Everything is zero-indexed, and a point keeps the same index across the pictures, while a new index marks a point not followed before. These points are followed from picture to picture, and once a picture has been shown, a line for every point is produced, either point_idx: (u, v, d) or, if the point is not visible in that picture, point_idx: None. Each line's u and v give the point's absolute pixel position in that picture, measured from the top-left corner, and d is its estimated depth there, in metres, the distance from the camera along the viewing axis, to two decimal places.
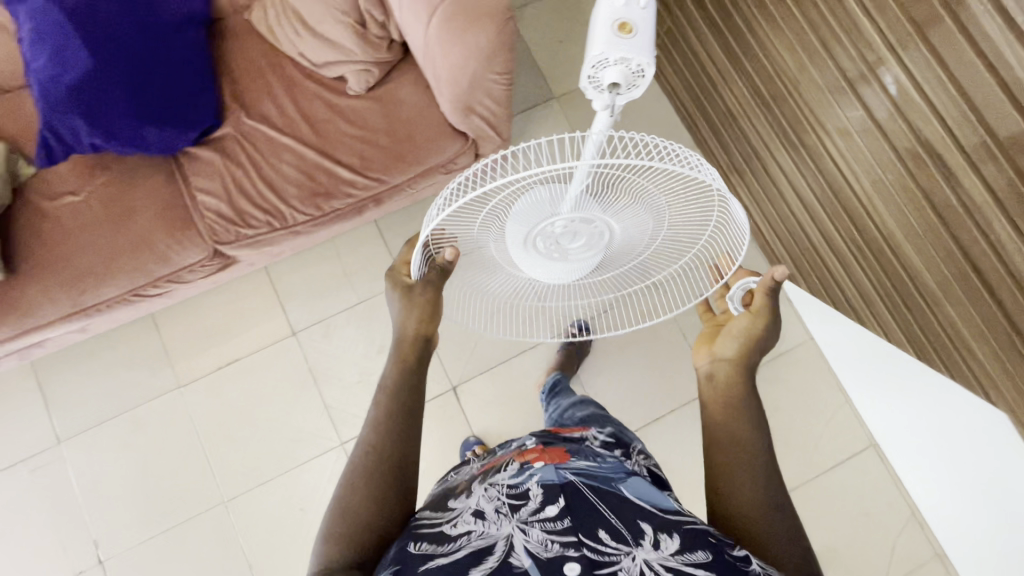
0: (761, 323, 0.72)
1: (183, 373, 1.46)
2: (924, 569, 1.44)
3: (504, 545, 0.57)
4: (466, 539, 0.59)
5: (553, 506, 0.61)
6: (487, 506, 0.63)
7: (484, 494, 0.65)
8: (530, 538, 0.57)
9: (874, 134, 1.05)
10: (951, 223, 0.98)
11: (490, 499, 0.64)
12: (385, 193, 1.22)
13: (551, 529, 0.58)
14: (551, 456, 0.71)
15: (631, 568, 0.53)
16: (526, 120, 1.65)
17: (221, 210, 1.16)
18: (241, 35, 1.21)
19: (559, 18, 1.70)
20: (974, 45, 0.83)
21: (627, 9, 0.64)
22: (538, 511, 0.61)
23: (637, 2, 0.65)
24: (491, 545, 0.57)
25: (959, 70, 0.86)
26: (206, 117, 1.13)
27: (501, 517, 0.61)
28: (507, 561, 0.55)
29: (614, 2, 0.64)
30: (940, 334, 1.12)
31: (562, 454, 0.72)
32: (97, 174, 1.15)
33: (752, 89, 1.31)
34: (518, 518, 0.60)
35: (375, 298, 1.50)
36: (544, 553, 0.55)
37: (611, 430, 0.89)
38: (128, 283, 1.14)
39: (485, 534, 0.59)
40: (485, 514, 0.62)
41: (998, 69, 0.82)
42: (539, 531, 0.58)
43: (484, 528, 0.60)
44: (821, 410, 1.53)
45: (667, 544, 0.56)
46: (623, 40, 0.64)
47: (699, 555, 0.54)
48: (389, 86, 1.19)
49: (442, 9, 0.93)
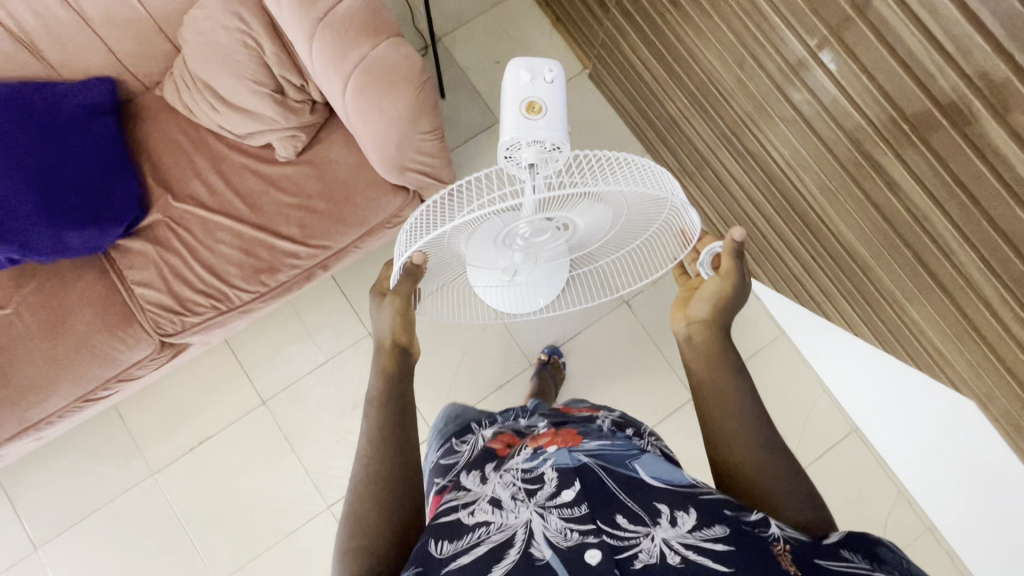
0: (729, 285, 0.75)
1: (156, 460, 1.41)
2: (918, 544, 1.46)
3: (524, 534, 0.54)
4: (482, 532, 0.55)
5: (569, 490, 0.57)
6: (503, 493, 0.60)
7: (499, 481, 0.63)
8: (549, 526, 0.54)
9: (813, 142, 1.02)
10: (899, 225, 0.97)
11: (505, 486, 0.61)
12: (331, 257, 1.18)
13: (569, 516, 0.54)
14: (565, 439, 0.68)
15: (650, 550, 0.50)
16: (472, 148, 1.60)
17: (162, 301, 1.11)
18: (155, 114, 1.15)
19: (492, 38, 1.66)
20: (896, 55, 0.81)
21: (533, 86, 0.63)
22: (554, 496, 0.57)
23: (543, 76, 0.64)
24: (510, 538, 0.54)
25: (885, 79, 0.84)
26: (130, 209, 1.09)
27: (518, 504, 0.57)
28: (528, 553, 0.52)
29: (520, 81, 0.63)
30: (903, 328, 1.12)
31: (575, 436, 0.69)
32: (24, 283, 1.09)
33: (691, 98, 1.27)
34: (535, 503, 0.57)
35: (342, 354, 1.47)
36: (563, 542, 0.52)
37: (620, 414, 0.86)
38: (75, 390, 1.09)
39: (503, 526, 0.55)
40: (501, 504, 0.59)
41: (922, 79, 0.80)
42: (557, 519, 0.54)
43: (501, 520, 0.56)
44: (801, 402, 1.54)
45: (684, 520, 0.53)
46: (533, 120, 0.62)
47: (716, 530, 0.51)
48: (320, 148, 1.15)
49: (355, 78, 0.89)
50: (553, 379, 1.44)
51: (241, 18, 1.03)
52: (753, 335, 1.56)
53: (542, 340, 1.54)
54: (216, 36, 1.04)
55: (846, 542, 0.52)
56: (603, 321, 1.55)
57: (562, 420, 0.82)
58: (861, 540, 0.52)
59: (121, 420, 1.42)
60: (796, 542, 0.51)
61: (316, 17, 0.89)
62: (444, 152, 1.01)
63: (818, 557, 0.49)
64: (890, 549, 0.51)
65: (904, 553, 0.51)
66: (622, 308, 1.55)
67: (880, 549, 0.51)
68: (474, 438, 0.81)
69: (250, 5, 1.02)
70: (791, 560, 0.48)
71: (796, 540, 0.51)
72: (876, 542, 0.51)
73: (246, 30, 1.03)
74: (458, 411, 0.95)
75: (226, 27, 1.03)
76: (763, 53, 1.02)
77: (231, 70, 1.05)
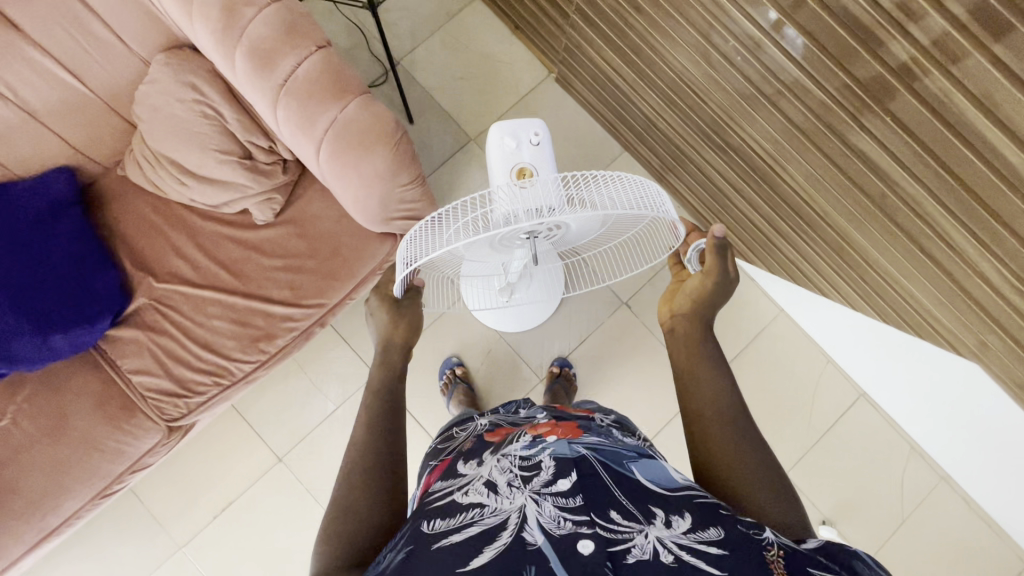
0: (710, 281, 0.76)
1: (180, 535, 1.38)
2: (934, 493, 1.51)
3: (517, 518, 0.51)
4: (475, 514, 0.54)
5: (565, 480, 0.56)
6: (499, 478, 0.59)
7: (496, 466, 0.62)
8: (544, 513, 0.51)
9: (794, 134, 0.99)
10: (891, 210, 0.93)
11: (502, 471, 0.60)
12: (328, 313, 1.15)
13: (563, 506, 0.52)
14: (565, 431, 0.68)
15: (643, 546, 0.47)
16: (450, 169, 1.57)
17: (163, 386, 1.08)
18: (124, 195, 1.13)
19: (452, 55, 1.62)
20: (865, 45, 0.76)
21: (517, 156, 0.80)
22: (550, 484, 0.56)
23: (526, 147, 0.80)
24: (504, 521, 0.51)
25: (857, 69, 0.79)
26: (112, 299, 1.06)
27: (513, 490, 0.56)
28: (519, 537, 0.49)
29: (506, 152, 0.80)
30: (906, 307, 1.10)
31: (574, 429, 0.69)
32: (16, 391, 1.05)
33: (663, 95, 1.25)
34: (531, 490, 0.55)
35: (351, 399, 1.45)
36: (556, 530, 0.49)
37: (616, 416, 0.84)
38: (90, 489, 1.06)
39: (498, 510, 0.53)
40: (496, 488, 0.57)
41: (894, 67, 0.74)
42: (551, 506, 0.52)
43: (496, 504, 0.54)
44: (808, 375, 1.56)
45: (679, 523, 0.50)
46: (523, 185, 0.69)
47: (711, 533, 0.49)
48: (298, 205, 1.12)
49: (327, 142, 0.88)
50: (566, 393, 1.42)
51: (195, 88, 0.99)
52: (753, 317, 1.58)
53: (549, 352, 1.54)
54: (172, 109, 1.00)
55: (825, 547, 0.49)
56: (605, 325, 1.55)
57: (562, 414, 0.81)
58: (841, 548, 0.48)
59: (139, 500, 1.39)
60: (790, 552, 0.48)
61: (276, 84, 0.87)
62: (429, 196, 0.99)
63: (810, 568, 0.46)
64: (869, 565, 0.48)
65: (882, 570, 0.48)
66: (622, 309, 1.56)
67: (858, 563, 0.47)
68: (472, 426, 0.84)
69: (205, 74, 1.00)
70: (782, 567, 0.45)
71: (790, 550, 0.48)
72: (859, 557, 0.48)
73: (203, 100, 1.00)
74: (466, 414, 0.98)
75: (182, 100, 0.99)
76: (726, 44, 0.98)
77: (194, 143, 1.01)
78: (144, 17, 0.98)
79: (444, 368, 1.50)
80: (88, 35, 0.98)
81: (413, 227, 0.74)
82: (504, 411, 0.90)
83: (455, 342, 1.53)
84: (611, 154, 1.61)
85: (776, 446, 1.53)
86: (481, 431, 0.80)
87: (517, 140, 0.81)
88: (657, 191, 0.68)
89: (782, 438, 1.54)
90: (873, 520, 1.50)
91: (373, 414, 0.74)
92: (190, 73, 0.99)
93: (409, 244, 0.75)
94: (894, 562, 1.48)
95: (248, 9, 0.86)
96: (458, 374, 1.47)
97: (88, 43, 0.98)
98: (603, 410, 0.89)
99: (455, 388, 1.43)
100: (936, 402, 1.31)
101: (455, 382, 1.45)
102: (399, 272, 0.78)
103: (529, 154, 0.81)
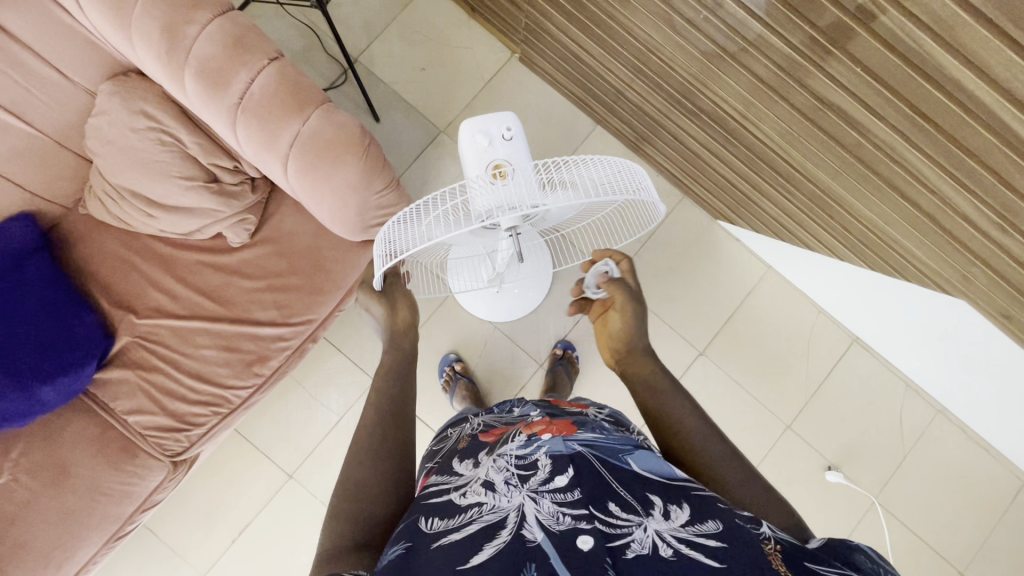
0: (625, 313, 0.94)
1: (200, 563, 1.38)
2: (932, 426, 1.56)
3: (516, 517, 0.52)
4: (474, 513, 0.54)
5: (562, 476, 0.57)
6: (496, 477, 0.59)
7: (492, 465, 0.62)
8: (542, 509, 0.52)
9: (764, 92, 0.97)
10: (868, 159, 0.92)
11: (499, 470, 0.60)
12: (318, 328, 1.14)
13: (561, 501, 0.53)
14: (558, 429, 0.67)
15: (642, 540, 0.48)
16: (424, 164, 1.54)
17: (161, 422, 1.06)
18: (92, 233, 1.09)
19: (412, 46, 1.57)
20: None
21: (493, 149, 0.79)
22: (548, 482, 0.56)
23: (501, 139, 0.79)
24: (503, 519, 0.52)
25: (820, 20, 0.78)
26: (95, 342, 1.03)
27: (511, 489, 0.56)
28: (519, 534, 0.50)
29: (482, 146, 0.79)
30: (890, 252, 1.10)
31: (569, 426, 0.68)
32: (11, 448, 1.02)
33: (629, 65, 1.22)
34: (528, 489, 0.56)
35: (353, 408, 1.44)
36: (555, 526, 0.50)
37: (610, 410, 0.85)
38: (104, 533, 1.06)
39: (496, 508, 0.54)
40: (494, 486, 0.58)
41: (858, 15, 0.73)
42: (550, 503, 0.53)
43: (494, 502, 0.55)
44: (802, 327, 1.58)
45: (677, 515, 0.51)
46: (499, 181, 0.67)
47: (710, 526, 0.49)
48: (273, 223, 1.09)
49: (293, 158, 0.86)
50: (568, 373, 1.44)
51: (148, 115, 0.95)
52: (741, 277, 1.59)
53: (546, 336, 1.54)
54: (127, 140, 0.96)
55: (825, 547, 0.49)
56: None
57: (554, 410, 0.81)
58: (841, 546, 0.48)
59: (154, 535, 1.39)
60: (789, 547, 0.48)
61: (233, 103, 0.84)
62: (404, 196, 0.98)
63: (807, 562, 0.46)
64: (872, 560, 0.47)
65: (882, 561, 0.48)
66: None
67: (859, 557, 0.47)
68: (466, 426, 0.85)
69: (156, 99, 0.96)
70: (781, 561, 0.45)
71: (790, 546, 0.48)
72: (860, 552, 0.48)
73: (159, 127, 0.96)
74: (464, 414, 0.99)
75: (135, 129, 0.95)
76: (685, 6, 0.95)
77: (155, 172, 0.98)
78: (83, 47, 0.94)
79: (443, 365, 1.49)
80: (25, 71, 0.93)
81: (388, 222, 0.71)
82: (498, 410, 0.89)
83: (450, 338, 1.52)
84: (584, 130, 1.59)
85: (776, 400, 1.56)
86: (475, 431, 0.80)
87: (488, 136, 0.79)
88: (637, 169, 0.67)
89: (781, 391, 1.56)
90: (876, 459, 1.55)
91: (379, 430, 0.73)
92: (140, 99, 0.95)
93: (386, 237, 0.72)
94: (899, 496, 1.54)
95: (190, 27, 0.82)
96: (458, 370, 1.47)
97: (27, 80, 0.94)
98: (597, 405, 0.89)
99: (457, 383, 1.43)
100: (925, 340, 1.33)
101: (456, 378, 1.45)
102: (377, 266, 0.74)
103: (503, 149, 0.79)
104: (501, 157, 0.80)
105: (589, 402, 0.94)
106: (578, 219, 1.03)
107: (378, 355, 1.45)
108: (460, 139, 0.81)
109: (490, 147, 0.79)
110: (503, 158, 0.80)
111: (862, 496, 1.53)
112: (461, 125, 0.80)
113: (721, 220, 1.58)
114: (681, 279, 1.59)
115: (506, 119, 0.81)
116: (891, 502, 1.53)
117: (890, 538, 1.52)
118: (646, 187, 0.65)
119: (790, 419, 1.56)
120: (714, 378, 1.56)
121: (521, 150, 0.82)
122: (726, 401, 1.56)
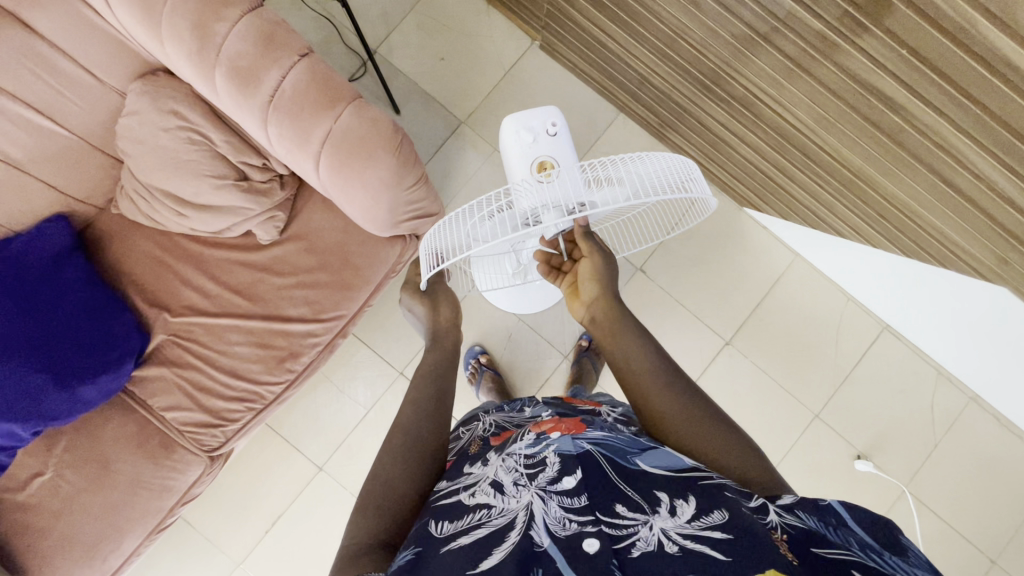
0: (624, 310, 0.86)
1: (237, 553, 1.41)
2: (965, 414, 1.53)
3: (524, 517, 0.52)
4: (482, 515, 0.55)
5: (570, 477, 0.55)
6: (505, 478, 0.59)
7: (501, 465, 0.63)
8: (550, 513, 0.52)
9: (799, 77, 0.93)
10: (908, 144, 0.87)
11: (507, 471, 0.60)
12: (348, 323, 1.15)
13: (569, 506, 0.52)
14: (569, 428, 0.65)
15: (648, 538, 0.47)
16: (444, 156, 1.53)
17: (197, 418, 1.08)
18: (124, 232, 1.11)
19: (430, 36, 1.55)
20: None
21: (539, 145, 0.88)
22: (555, 482, 0.55)
23: (545, 134, 0.88)
24: (511, 521, 0.52)
25: None
26: (131, 340, 1.05)
27: (520, 489, 0.56)
28: (528, 536, 0.50)
29: (528, 141, 0.88)
30: (933, 242, 1.03)
31: (578, 425, 0.67)
32: (54, 444, 1.05)
33: (655, 49, 1.19)
34: (537, 487, 0.55)
35: (381, 400, 1.45)
36: (561, 531, 0.49)
37: (624, 409, 0.83)
38: (144, 526, 1.08)
39: (505, 510, 0.54)
40: (503, 488, 0.58)
41: None
42: (557, 506, 0.53)
43: (502, 504, 0.55)
44: (831, 316, 1.55)
45: (683, 510, 0.49)
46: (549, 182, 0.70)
47: (715, 517, 0.47)
48: (302, 220, 1.09)
49: (325, 156, 0.87)
50: (594, 365, 1.43)
51: (178, 114, 0.96)
52: (768, 266, 1.56)
53: (571, 328, 1.53)
54: (158, 139, 0.96)
55: (800, 505, 0.50)
56: (624, 293, 1.55)
57: (567, 410, 0.80)
58: (816, 505, 0.49)
59: (191, 526, 1.42)
60: (796, 533, 0.46)
61: (264, 101, 0.84)
62: (433, 191, 1.00)
63: (814, 547, 0.44)
64: (841, 519, 0.49)
65: (889, 550, 0.46)
66: (639, 276, 1.56)
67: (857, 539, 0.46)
68: (477, 426, 0.84)
69: (186, 98, 0.96)
70: (787, 547, 0.44)
71: (795, 531, 0.46)
72: (833, 512, 0.49)
73: (189, 126, 0.96)
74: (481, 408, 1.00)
75: (166, 129, 0.96)
76: None
77: (185, 171, 0.98)
78: (112, 47, 0.95)
79: (468, 357, 1.49)
80: (58, 73, 0.94)
81: (437, 225, 0.75)
82: (509, 408, 0.88)
83: (476, 331, 1.52)
84: (608, 118, 1.57)
85: (804, 389, 1.55)
86: (487, 432, 0.79)
87: (532, 132, 0.88)
88: (687, 161, 0.69)
89: (810, 380, 1.55)
90: (906, 448, 1.53)
91: (424, 428, 0.74)
92: (170, 98, 0.96)
93: (435, 239, 0.76)
94: (929, 484, 1.52)
95: (220, 25, 0.83)
96: (483, 362, 1.47)
97: (59, 83, 0.95)
98: (610, 405, 0.88)
99: (482, 375, 1.43)
100: (960, 331, 1.30)
101: (482, 370, 1.45)
102: (425, 267, 0.78)
103: (545, 144, 0.88)
104: (544, 151, 0.89)
105: (603, 401, 0.93)
106: (615, 217, 1.03)
107: (404, 348, 1.46)
108: (503, 134, 0.90)
109: (535, 143, 0.88)
110: (545, 152, 0.89)
111: (893, 486, 1.52)
112: (504, 121, 0.89)
113: (748, 208, 1.55)
114: (707, 269, 1.57)
115: (550, 115, 0.91)
116: (922, 491, 1.51)
117: (920, 527, 1.51)
118: (696, 181, 0.68)
119: (818, 408, 1.54)
120: (740, 367, 1.55)
121: (564, 143, 0.90)
122: (754, 390, 1.54)
